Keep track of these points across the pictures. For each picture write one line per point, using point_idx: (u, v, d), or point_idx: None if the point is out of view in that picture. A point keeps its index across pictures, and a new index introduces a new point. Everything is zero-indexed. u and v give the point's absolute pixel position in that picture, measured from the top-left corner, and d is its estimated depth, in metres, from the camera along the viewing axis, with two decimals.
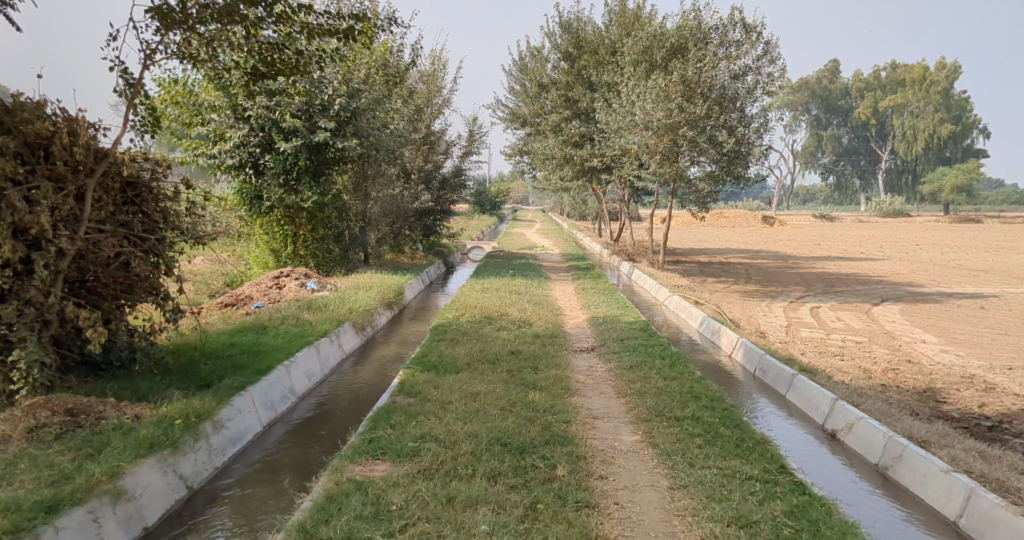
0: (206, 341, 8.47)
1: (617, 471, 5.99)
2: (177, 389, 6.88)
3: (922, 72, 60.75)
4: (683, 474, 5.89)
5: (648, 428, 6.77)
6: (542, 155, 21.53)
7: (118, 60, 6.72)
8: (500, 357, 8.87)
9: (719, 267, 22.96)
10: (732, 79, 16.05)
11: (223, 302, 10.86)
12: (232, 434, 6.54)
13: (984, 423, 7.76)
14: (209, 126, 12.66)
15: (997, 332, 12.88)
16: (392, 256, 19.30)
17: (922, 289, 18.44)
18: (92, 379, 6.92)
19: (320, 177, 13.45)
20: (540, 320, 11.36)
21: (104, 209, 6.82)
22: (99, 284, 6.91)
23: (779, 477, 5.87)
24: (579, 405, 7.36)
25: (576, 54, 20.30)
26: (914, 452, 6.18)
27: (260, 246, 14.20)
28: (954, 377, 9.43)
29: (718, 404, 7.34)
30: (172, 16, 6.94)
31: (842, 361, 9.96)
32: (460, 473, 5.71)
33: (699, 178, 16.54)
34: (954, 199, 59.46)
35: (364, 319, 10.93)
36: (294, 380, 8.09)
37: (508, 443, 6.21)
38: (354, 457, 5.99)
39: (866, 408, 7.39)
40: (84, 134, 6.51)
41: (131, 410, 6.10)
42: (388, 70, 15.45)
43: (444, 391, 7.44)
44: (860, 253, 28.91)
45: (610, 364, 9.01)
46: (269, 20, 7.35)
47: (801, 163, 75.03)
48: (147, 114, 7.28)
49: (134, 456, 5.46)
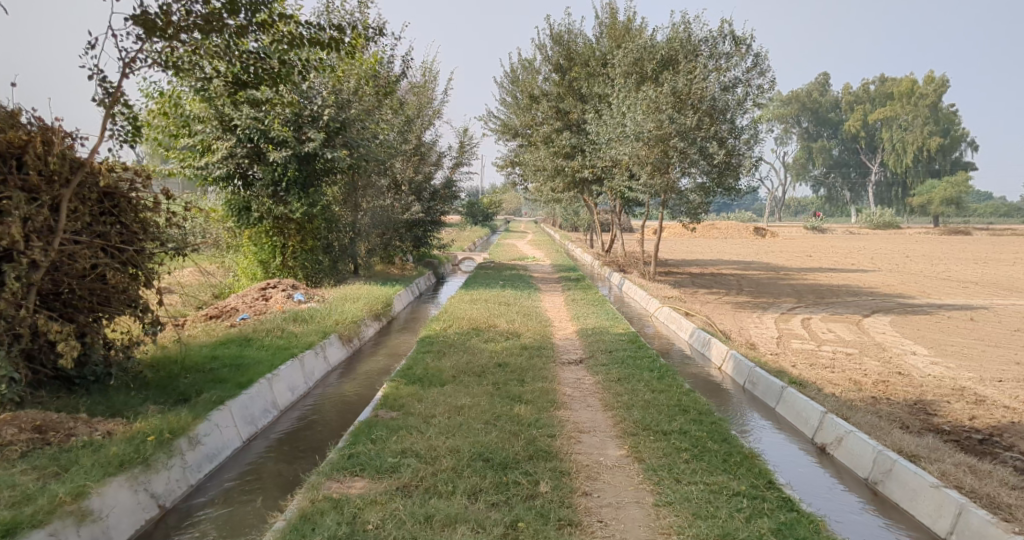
0: (187, 354, 8.32)
1: (602, 488, 5.86)
2: (153, 405, 6.74)
3: (910, 86, 61.00)
4: (669, 490, 5.77)
5: (635, 442, 6.65)
6: (533, 166, 21.46)
7: (96, 68, 6.60)
8: (486, 370, 8.74)
9: (711, 278, 22.89)
10: (722, 91, 16.02)
11: (208, 314, 10.71)
12: (208, 451, 6.39)
13: (974, 436, 7.69)
14: (196, 137, 12.52)
15: (987, 343, 12.85)
16: (382, 267, 19.14)
17: (913, 301, 18.43)
18: (65, 394, 6.78)
19: (310, 189, 13.27)
20: (529, 332, 11.25)
21: (80, 220, 6.67)
22: (74, 297, 6.78)
23: (766, 493, 5.76)
24: (566, 419, 7.24)
25: (567, 66, 20.24)
26: (905, 467, 6.08)
27: (248, 258, 13.97)
28: (945, 390, 9.36)
29: (706, 418, 7.23)
30: (155, 25, 6.76)
31: (833, 373, 9.88)
32: (440, 490, 5.58)
33: (690, 190, 16.40)
34: (944, 211, 59.72)
35: (351, 330, 10.77)
36: (277, 394, 7.94)
37: (490, 459, 6.08)
38: (331, 473, 5.86)
39: (856, 421, 7.29)
40: (58, 143, 6.39)
41: (103, 427, 5.96)
42: (378, 80, 15.37)
43: (428, 405, 7.31)
44: (851, 265, 28.92)
45: (598, 376, 8.90)
46: (253, 27, 7.14)
47: (792, 175, 75.30)
48: (128, 123, 7.14)
49: (103, 474, 5.31)
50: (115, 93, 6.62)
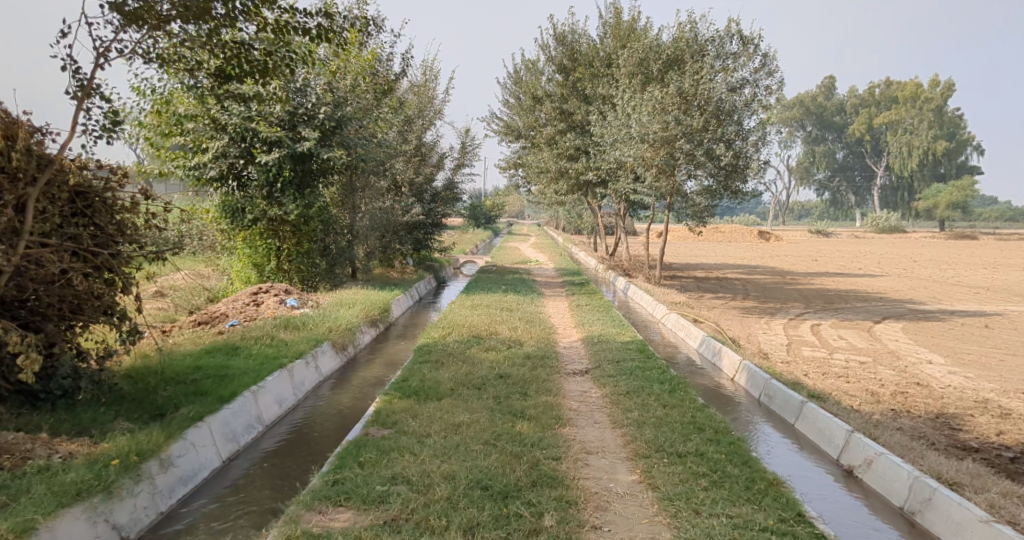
0: (169, 364, 7.77)
1: (612, 520, 5.34)
2: (124, 422, 6.22)
3: (914, 89, 60.27)
4: (689, 525, 5.23)
5: (647, 466, 6.11)
6: (536, 168, 20.94)
7: (70, 59, 5.90)
8: (486, 382, 8.19)
9: (717, 283, 22.37)
10: (729, 92, 15.37)
11: (196, 321, 10.15)
12: (182, 473, 5.88)
13: (1005, 454, 7.16)
14: (188, 136, 11.99)
15: (1005, 352, 12.31)
16: (381, 270, 18.75)
17: (923, 307, 17.84)
18: (28, 410, 6.25)
19: (305, 190, 12.74)
20: (531, 340, 10.68)
21: (49, 222, 6.10)
22: (42, 304, 6.27)
23: (797, 528, 5.22)
24: (572, 439, 6.70)
25: (571, 66, 19.71)
26: (947, 497, 5.55)
27: (242, 261, 13.40)
28: (967, 402, 8.80)
29: (724, 438, 6.69)
30: (136, 14, 6.20)
31: (848, 384, 9.35)
32: (433, 525, 5.05)
33: (696, 193, 16.02)
34: (950, 215, 58.98)
35: (346, 338, 10.23)
36: (262, 408, 7.41)
37: (489, 487, 5.54)
38: (312, 504, 5.34)
39: (885, 441, 6.74)
40: (23, 139, 5.78)
41: (64, 449, 5.50)
42: (375, 79, 14.81)
43: (423, 422, 6.78)
44: (858, 269, 28.35)
45: (605, 389, 8.35)
46: (240, 14, 6.56)
47: (797, 179, 74.62)
48: (103, 117, 6.46)
49: (55, 506, 4.82)
50: (87, 85, 5.95)
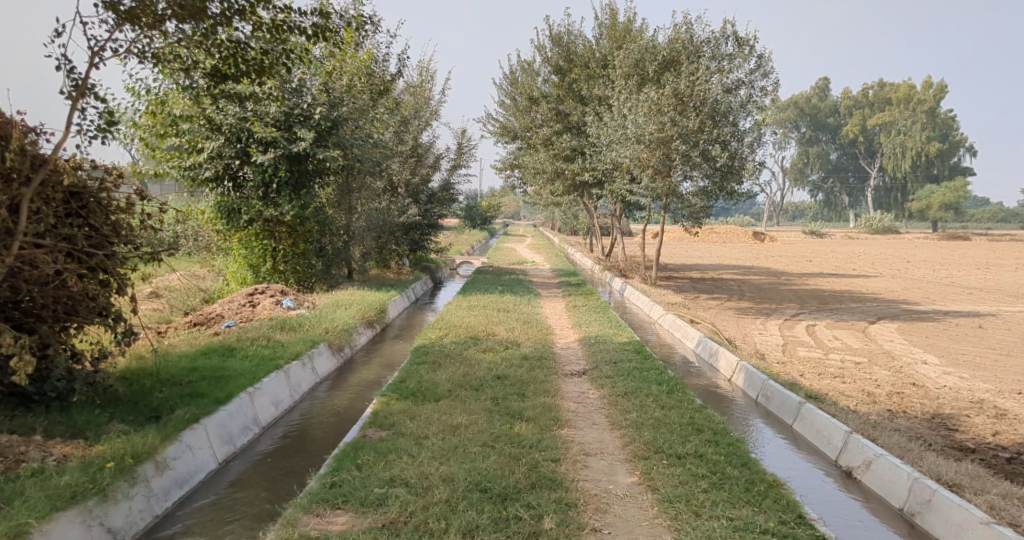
0: (164, 366, 7.71)
1: (611, 522, 5.32)
2: (119, 425, 6.17)
3: (908, 91, 60.44)
4: (689, 527, 5.20)
5: (647, 467, 6.08)
6: (532, 169, 20.90)
7: (63, 57, 5.81)
8: (484, 383, 8.16)
9: (712, 283, 22.36)
10: (725, 93, 15.33)
11: (192, 322, 10.10)
12: (178, 476, 5.83)
13: (1003, 455, 7.15)
14: (183, 136, 11.93)
15: (999, 352, 12.32)
16: (377, 270, 18.74)
17: (918, 308, 17.86)
18: (22, 412, 6.19)
19: (301, 190, 12.69)
20: (528, 341, 10.65)
21: (43, 222, 6.04)
22: (36, 305, 6.21)
23: (798, 531, 5.20)
24: (570, 440, 6.67)
25: (567, 67, 19.67)
26: (946, 498, 5.54)
27: (238, 262, 13.24)
28: (964, 402, 8.80)
29: (723, 439, 6.67)
30: (130, 12, 6.14)
31: (845, 384, 9.34)
32: (431, 528, 5.02)
33: (692, 194, 15.86)
34: (944, 217, 59.17)
35: (342, 339, 10.18)
36: (258, 410, 7.36)
37: (488, 489, 5.51)
38: (309, 506, 5.30)
39: (884, 442, 6.73)
40: (16, 137, 5.69)
41: (58, 452, 5.44)
42: (371, 79, 14.77)
43: (420, 424, 6.74)
44: (853, 270, 28.39)
45: (603, 390, 8.32)
46: (236, 14, 6.51)
47: (791, 181, 74.75)
48: (98, 116, 6.39)
49: (48, 509, 4.76)
50: (82, 85, 5.88)
